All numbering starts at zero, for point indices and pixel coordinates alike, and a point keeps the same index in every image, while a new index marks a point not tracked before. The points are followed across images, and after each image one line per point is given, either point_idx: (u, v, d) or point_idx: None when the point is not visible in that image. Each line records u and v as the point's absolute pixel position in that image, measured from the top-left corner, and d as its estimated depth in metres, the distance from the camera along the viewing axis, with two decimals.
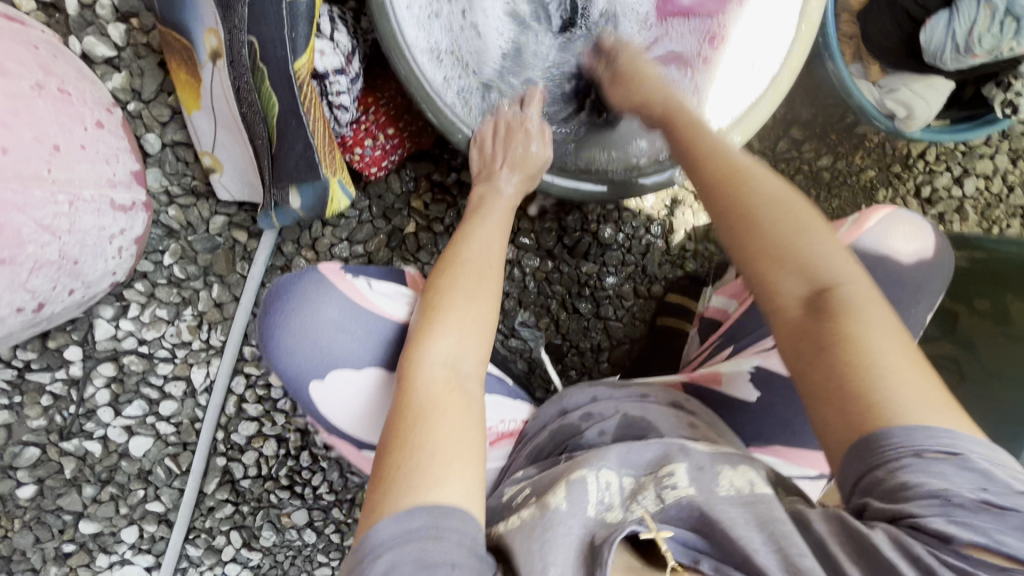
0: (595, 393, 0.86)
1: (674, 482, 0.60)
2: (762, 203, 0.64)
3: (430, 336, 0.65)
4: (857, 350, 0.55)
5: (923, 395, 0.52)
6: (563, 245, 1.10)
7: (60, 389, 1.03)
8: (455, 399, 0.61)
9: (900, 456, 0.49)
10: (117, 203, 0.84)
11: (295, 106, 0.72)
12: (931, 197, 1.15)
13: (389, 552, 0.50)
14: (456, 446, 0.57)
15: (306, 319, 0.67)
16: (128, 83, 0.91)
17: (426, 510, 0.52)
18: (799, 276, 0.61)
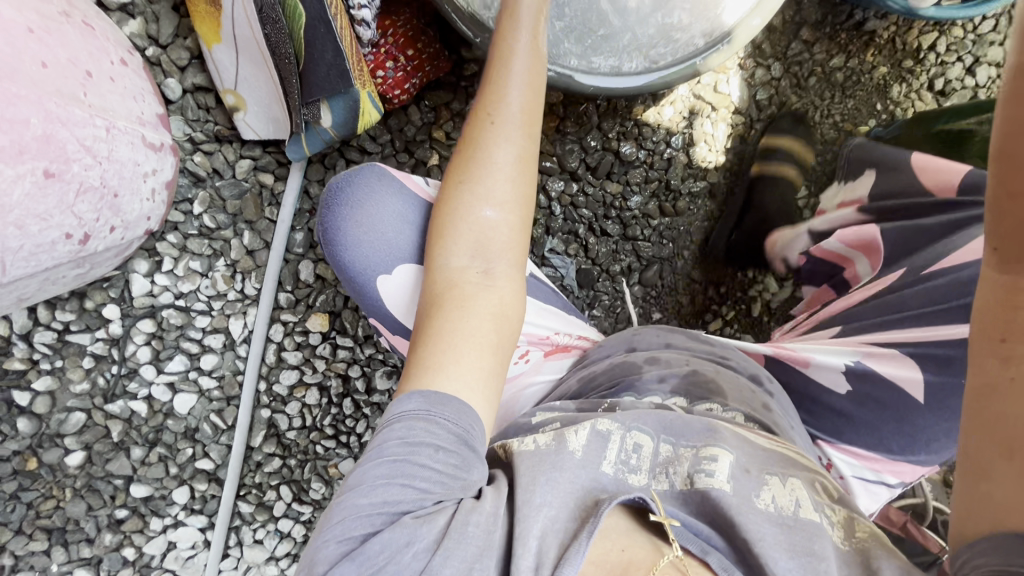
0: (668, 341, 0.87)
1: (711, 470, 0.59)
2: None
3: (442, 232, 0.68)
4: None
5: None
6: (586, 165, 1.11)
7: (101, 350, 1.03)
8: (469, 292, 0.65)
9: None
10: (148, 141, 0.84)
11: (323, 13, 0.72)
12: (944, 89, 1.16)
13: (387, 428, 0.57)
14: (456, 343, 0.61)
15: (369, 212, 0.72)
16: (144, 28, 0.91)
17: (421, 397, 0.58)
18: None
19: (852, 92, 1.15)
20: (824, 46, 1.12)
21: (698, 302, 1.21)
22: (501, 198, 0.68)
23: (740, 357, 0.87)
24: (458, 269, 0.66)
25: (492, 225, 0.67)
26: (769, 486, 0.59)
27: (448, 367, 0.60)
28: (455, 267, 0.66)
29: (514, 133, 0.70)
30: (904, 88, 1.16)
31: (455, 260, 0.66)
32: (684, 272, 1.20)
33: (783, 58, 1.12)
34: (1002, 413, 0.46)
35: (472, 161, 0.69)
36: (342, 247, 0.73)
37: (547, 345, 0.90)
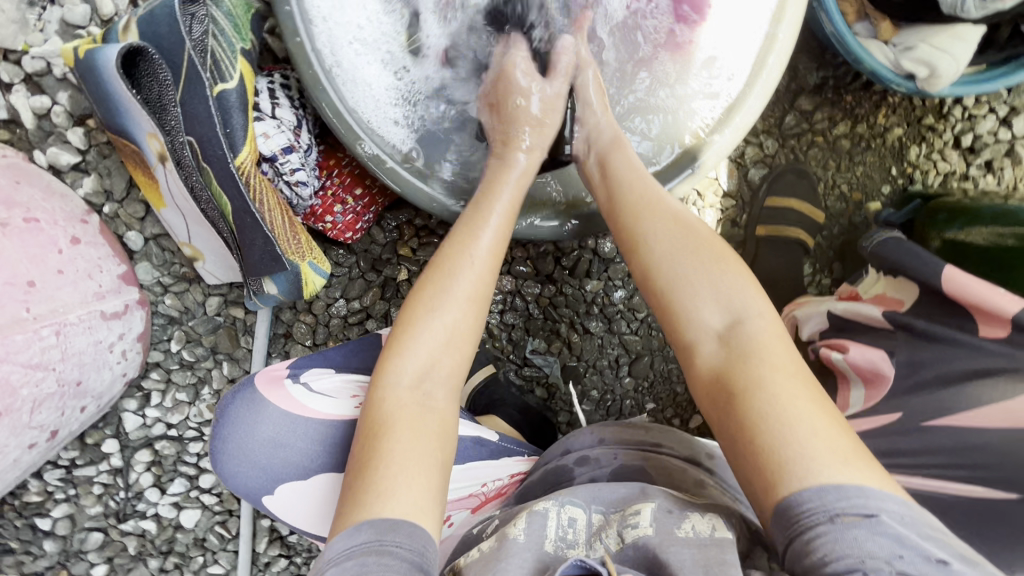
0: (602, 435, 0.82)
1: (636, 521, 0.58)
2: (679, 248, 0.65)
3: (395, 349, 0.62)
4: (745, 388, 0.55)
5: (814, 421, 0.51)
6: (562, 267, 1.06)
7: (107, 479, 1.09)
8: (416, 419, 0.58)
9: (817, 523, 0.46)
10: (110, 312, 0.84)
11: (245, 204, 0.69)
12: (974, 145, 1.02)
13: (332, 568, 0.47)
14: (409, 463, 0.54)
15: (242, 440, 0.68)
16: (99, 184, 0.91)
17: (370, 523, 0.49)
18: (711, 311, 0.61)
19: (863, 157, 1.01)
20: (828, 113, 0.99)
21: None
22: (455, 323, 0.63)
23: (674, 440, 0.80)
24: (406, 398, 0.59)
25: (443, 342, 0.62)
26: (688, 517, 0.57)
27: (398, 491, 0.52)
28: (403, 395, 0.59)
29: (484, 249, 0.68)
30: (925, 149, 1.02)
31: (405, 383, 0.60)
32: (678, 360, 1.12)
33: (778, 132, 1.00)
34: (714, 412, 0.58)
35: (433, 285, 0.65)
36: (224, 476, 0.69)
37: (474, 500, 0.80)
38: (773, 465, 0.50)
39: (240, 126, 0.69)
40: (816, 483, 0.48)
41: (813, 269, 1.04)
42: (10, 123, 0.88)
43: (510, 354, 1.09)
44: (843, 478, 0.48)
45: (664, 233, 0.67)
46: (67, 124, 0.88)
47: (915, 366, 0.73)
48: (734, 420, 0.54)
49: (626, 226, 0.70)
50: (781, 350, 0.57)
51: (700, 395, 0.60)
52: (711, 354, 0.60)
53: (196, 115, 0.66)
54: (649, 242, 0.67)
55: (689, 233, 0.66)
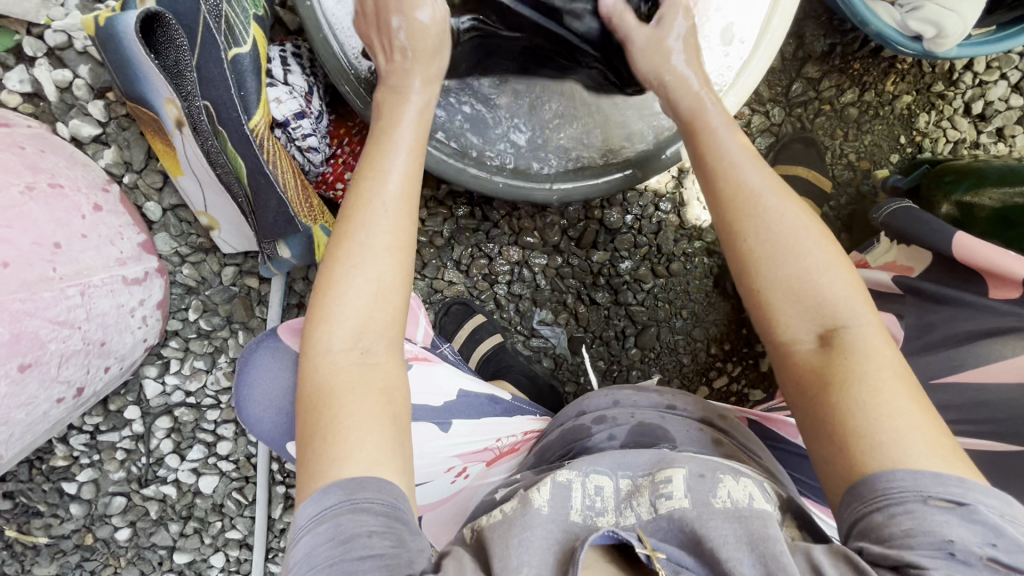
0: (615, 398, 0.81)
1: (670, 491, 0.55)
2: (784, 241, 0.59)
3: (319, 314, 0.59)
4: (848, 389, 0.52)
5: (916, 419, 0.49)
6: (569, 238, 1.07)
7: (129, 444, 1.13)
8: (356, 379, 0.56)
9: (905, 500, 0.46)
10: (130, 278, 0.88)
11: (259, 164, 0.71)
12: (985, 112, 1.01)
13: (307, 536, 0.48)
14: (352, 420, 0.53)
15: (268, 390, 0.69)
16: (119, 156, 0.94)
17: (340, 485, 0.50)
18: (807, 316, 0.56)
19: (870, 126, 1.01)
20: (835, 81, 0.99)
21: (702, 361, 1.14)
22: (377, 275, 0.60)
23: (689, 401, 0.81)
24: (340, 361, 0.57)
25: (366, 291, 0.59)
26: (722, 484, 0.56)
27: (354, 453, 0.51)
28: (336, 359, 0.57)
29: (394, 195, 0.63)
30: (934, 116, 1.01)
31: (338, 344, 0.57)
32: (685, 331, 1.13)
33: (785, 100, 1.00)
34: (801, 405, 0.56)
35: (348, 239, 0.60)
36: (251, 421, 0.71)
37: (489, 453, 0.80)
38: (863, 443, 0.49)
39: (253, 91, 0.72)
40: (909, 466, 0.47)
41: None
42: (34, 96, 0.91)
43: (518, 324, 1.10)
44: (935, 465, 0.47)
45: (770, 221, 0.59)
46: (88, 97, 0.91)
47: (924, 329, 0.73)
48: (831, 410, 0.52)
49: (718, 200, 0.63)
50: (884, 350, 0.54)
51: (791, 389, 0.57)
52: (808, 350, 0.56)
53: (212, 79, 0.69)
54: (750, 231, 0.60)
55: (789, 223, 0.59)
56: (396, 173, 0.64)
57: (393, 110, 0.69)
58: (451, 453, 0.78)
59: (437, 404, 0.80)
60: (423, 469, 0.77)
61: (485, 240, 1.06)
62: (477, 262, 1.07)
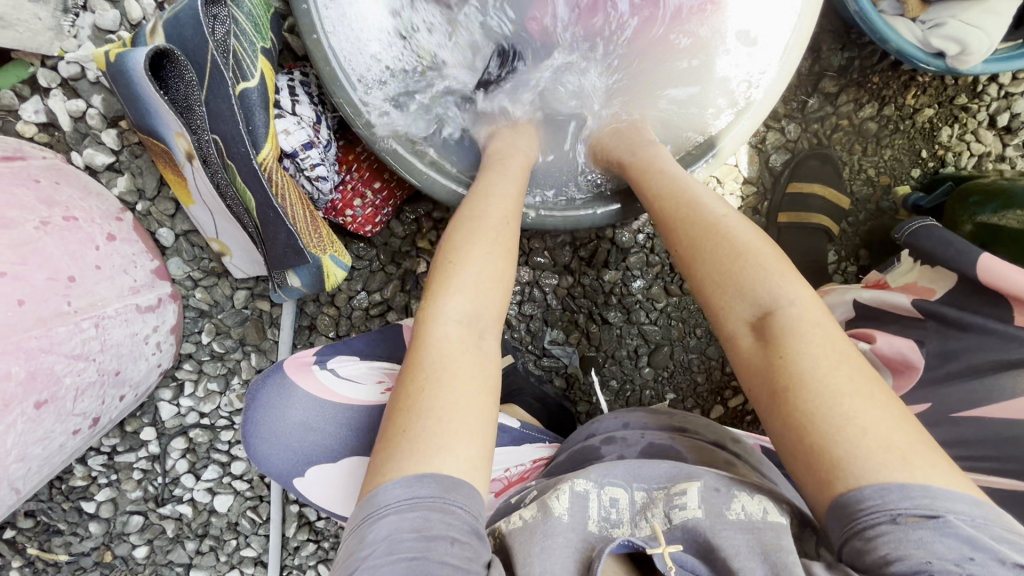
0: (625, 419, 0.83)
1: (683, 502, 0.56)
2: (712, 237, 0.65)
3: (440, 290, 0.61)
4: (793, 379, 0.53)
5: (870, 423, 0.49)
6: (580, 257, 1.06)
7: (146, 465, 1.14)
8: (469, 364, 0.57)
9: (878, 521, 0.44)
10: (143, 306, 0.88)
11: (268, 198, 0.71)
12: (1011, 124, 0.97)
13: (394, 515, 0.46)
14: (466, 407, 0.53)
15: (277, 426, 0.68)
16: (132, 183, 0.95)
17: (439, 478, 0.48)
18: (746, 305, 0.60)
19: (890, 141, 0.98)
20: (853, 96, 0.96)
21: (717, 380, 1.12)
22: (493, 276, 0.64)
23: (700, 425, 0.81)
24: (454, 342, 0.58)
25: (479, 289, 0.62)
26: (737, 496, 0.56)
27: (457, 443, 0.51)
28: (451, 340, 0.58)
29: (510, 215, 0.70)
30: (957, 129, 0.98)
31: (456, 321, 0.59)
32: (699, 350, 1.11)
33: (801, 117, 0.97)
34: (763, 407, 0.56)
35: (472, 241, 0.65)
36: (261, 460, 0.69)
37: (497, 484, 0.79)
38: (830, 455, 0.49)
39: (262, 124, 0.71)
40: (880, 481, 0.46)
41: (839, 256, 1.01)
42: (48, 126, 0.92)
43: (529, 344, 1.10)
44: (909, 479, 0.45)
45: (703, 228, 0.66)
46: (101, 126, 0.92)
47: (946, 356, 0.69)
48: (784, 413, 0.53)
49: (671, 224, 0.69)
50: (837, 345, 0.54)
51: (750, 386, 0.58)
52: (752, 346, 0.58)
53: (220, 114, 0.69)
54: (681, 237, 0.67)
55: (731, 228, 0.65)
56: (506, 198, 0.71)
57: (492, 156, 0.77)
58: None
59: None
60: None
61: None
62: None
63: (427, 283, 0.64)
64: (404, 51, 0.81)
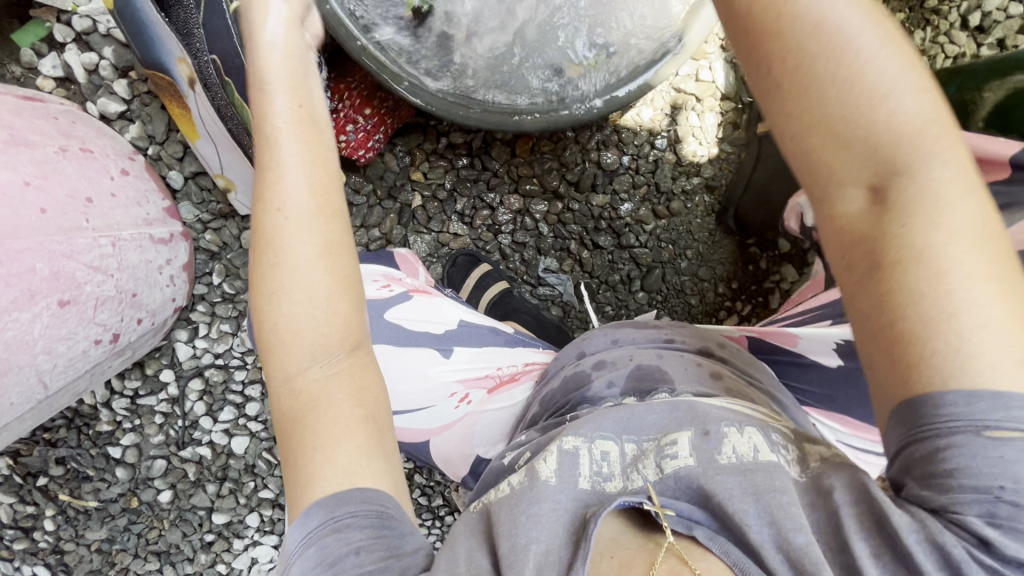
0: (614, 337, 0.80)
1: (674, 451, 0.51)
2: (826, 56, 0.40)
3: (270, 341, 0.49)
4: (921, 269, 0.39)
5: (988, 301, 0.38)
6: (567, 182, 1.09)
7: (166, 408, 1.20)
8: (327, 401, 0.48)
9: (955, 431, 0.38)
10: (157, 237, 0.95)
11: None
12: (983, 24, 0.99)
13: (297, 561, 0.44)
14: (338, 436, 0.47)
15: None
16: (142, 130, 1.02)
17: (319, 504, 0.45)
18: (867, 161, 0.41)
19: None
20: None
21: (710, 301, 1.14)
22: (325, 291, 0.49)
23: (687, 334, 0.79)
24: (292, 396, 0.49)
25: (306, 323, 0.48)
26: (727, 437, 0.51)
27: (323, 473, 0.46)
28: (301, 383, 0.49)
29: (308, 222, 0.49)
30: (930, 32, 1.00)
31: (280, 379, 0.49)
32: (691, 272, 1.13)
33: None
34: (848, 282, 0.43)
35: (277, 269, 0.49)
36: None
37: (490, 381, 0.83)
38: (931, 359, 0.38)
39: None
40: (988, 390, 0.37)
41: None
42: (66, 80, 0.99)
43: (524, 273, 1.14)
44: (1019, 383, 0.37)
45: (802, 47, 0.40)
46: (113, 77, 1.00)
47: None
48: (874, 303, 0.41)
49: (744, 36, 0.42)
50: (969, 199, 0.40)
51: (835, 259, 0.44)
52: (860, 212, 0.42)
53: (218, 32, 0.75)
54: (780, 46, 0.41)
55: (854, 40, 0.40)
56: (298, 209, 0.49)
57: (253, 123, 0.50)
58: (452, 377, 0.82)
59: (438, 332, 0.84)
60: (426, 394, 0.81)
61: (485, 190, 1.09)
62: (479, 213, 1.10)
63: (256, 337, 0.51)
64: None
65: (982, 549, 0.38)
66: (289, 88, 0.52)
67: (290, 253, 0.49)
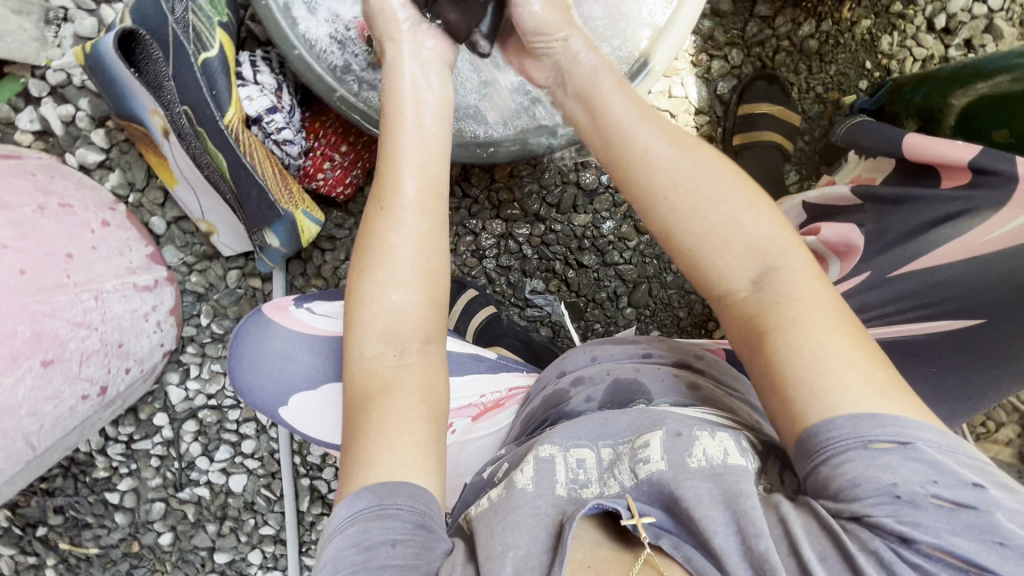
0: (593, 354, 0.81)
1: (647, 455, 0.53)
2: (690, 190, 0.58)
3: (358, 325, 0.60)
4: (791, 332, 0.50)
5: (840, 353, 0.48)
6: (548, 205, 1.10)
7: (162, 451, 1.19)
8: (395, 386, 0.57)
9: (847, 448, 0.45)
10: (141, 285, 0.95)
11: (238, 159, 0.77)
12: (949, 26, 1.00)
13: (340, 537, 0.49)
14: (397, 420, 0.55)
15: (258, 356, 0.73)
16: (122, 178, 1.02)
17: (370, 488, 0.51)
18: (743, 256, 0.55)
19: (834, 56, 1.01)
20: (790, 15, 1.00)
21: (698, 314, 1.14)
22: (413, 290, 0.61)
23: (663, 347, 0.80)
24: (370, 373, 0.58)
25: (397, 310, 0.60)
26: (699, 441, 0.53)
27: (380, 458, 0.52)
28: (377, 367, 0.59)
29: (419, 223, 0.62)
30: (897, 37, 1.01)
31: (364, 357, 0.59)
32: (677, 285, 1.14)
33: (743, 41, 1.01)
34: (745, 353, 0.54)
35: (380, 258, 0.61)
36: (258, 405, 0.75)
37: (474, 409, 0.83)
38: (799, 397, 0.48)
39: (224, 89, 0.78)
40: (844, 413, 0.46)
41: (799, 174, 1.05)
42: (43, 133, 1.00)
43: (511, 296, 1.14)
44: (874, 410, 0.46)
45: (671, 188, 0.58)
46: (90, 127, 1.00)
47: (884, 230, 0.71)
48: (755, 363, 0.52)
49: (629, 186, 0.61)
50: (818, 289, 0.53)
51: (733, 339, 0.56)
52: (745, 293, 0.54)
53: (186, 84, 0.75)
54: (659, 185, 0.59)
55: (713, 181, 0.58)
56: (411, 204, 0.62)
57: (390, 133, 0.66)
58: None
59: None
60: None
61: (467, 217, 1.10)
62: (463, 240, 1.11)
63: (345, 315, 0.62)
64: None
65: (905, 547, 0.43)
66: (415, 115, 0.66)
67: (399, 241, 0.61)
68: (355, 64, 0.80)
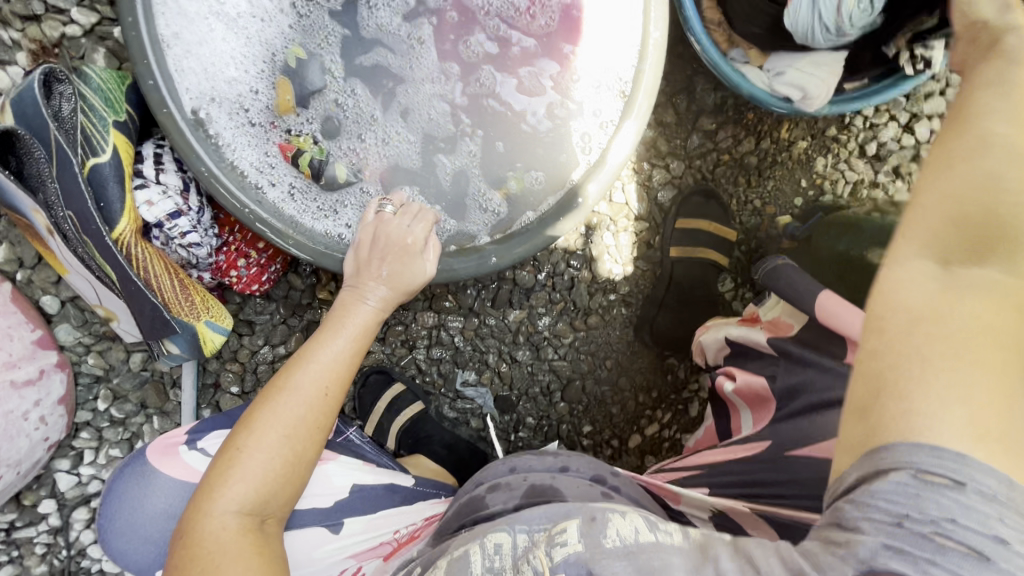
0: (513, 463, 0.69)
1: (564, 539, 0.46)
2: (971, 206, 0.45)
3: (222, 477, 0.56)
4: (918, 360, 0.41)
5: (961, 396, 0.38)
6: (482, 299, 1.06)
7: (48, 538, 1.06)
8: (253, 550, 0.53)
9: (900, 465, 0.38)
10: (19, 381, 0.86)
11: (127, 274, 0.70)
12: (879, 153, 1.03)
13: None
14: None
15: (130, 512, 0.66)
16: (10, 253, 0.93)
17: None
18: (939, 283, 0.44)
19: (770, 173, 1.03)
20: (731, 132, 1.02)
21: (631, 410, 1.12)
22: (292, 453, 0.59)
23: (584, 461, 0.69)
24: (236, 530, 0.54)
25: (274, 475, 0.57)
26: (611, 522, 0.47)
27: None
28: (233, 526, 0.54)
29: (314, 394, 0.61)
30: (831, 159, 1.03)
31: (235, 510, 0.55)
32: (611, 382, 1.11)
33: (685, 154, 1.02)
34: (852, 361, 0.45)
35: (266, 419, 0.59)
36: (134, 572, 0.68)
37: (387, 547, 0.72)
38: (885, 405, 0.40)
39: (116, 198, 0.71)
40: (928, 441, 0.38)
41: (733, 282, 1.07)
42: None
43: (441, 386, 1.09)
44: (969, 450, 0.37)
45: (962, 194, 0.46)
46: None
47: (791, 393, 0.66)
48: (877, 343, 0.43)
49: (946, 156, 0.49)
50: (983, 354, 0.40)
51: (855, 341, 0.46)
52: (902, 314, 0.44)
53: (69, 191, 0.67)
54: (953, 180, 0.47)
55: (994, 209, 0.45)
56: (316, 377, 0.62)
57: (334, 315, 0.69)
58: (343, 553, 0.71)
59: (327, 505, 0.71)
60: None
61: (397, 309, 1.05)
62: (392, 329, 1.06)
63: (212, 464, 0.58)
64: (263, 83, 0.76)
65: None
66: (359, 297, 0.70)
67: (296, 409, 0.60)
68: (274, 175, 0.75)
